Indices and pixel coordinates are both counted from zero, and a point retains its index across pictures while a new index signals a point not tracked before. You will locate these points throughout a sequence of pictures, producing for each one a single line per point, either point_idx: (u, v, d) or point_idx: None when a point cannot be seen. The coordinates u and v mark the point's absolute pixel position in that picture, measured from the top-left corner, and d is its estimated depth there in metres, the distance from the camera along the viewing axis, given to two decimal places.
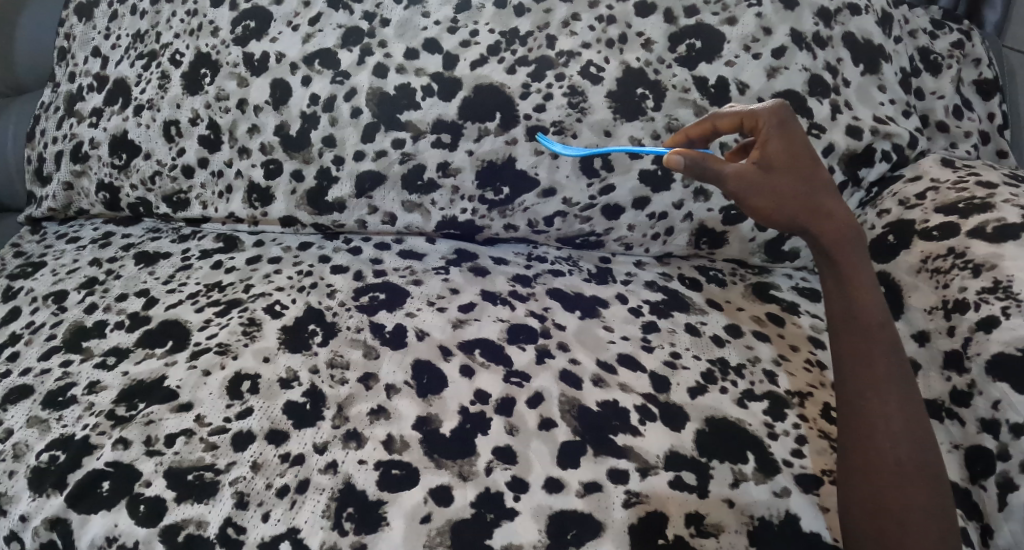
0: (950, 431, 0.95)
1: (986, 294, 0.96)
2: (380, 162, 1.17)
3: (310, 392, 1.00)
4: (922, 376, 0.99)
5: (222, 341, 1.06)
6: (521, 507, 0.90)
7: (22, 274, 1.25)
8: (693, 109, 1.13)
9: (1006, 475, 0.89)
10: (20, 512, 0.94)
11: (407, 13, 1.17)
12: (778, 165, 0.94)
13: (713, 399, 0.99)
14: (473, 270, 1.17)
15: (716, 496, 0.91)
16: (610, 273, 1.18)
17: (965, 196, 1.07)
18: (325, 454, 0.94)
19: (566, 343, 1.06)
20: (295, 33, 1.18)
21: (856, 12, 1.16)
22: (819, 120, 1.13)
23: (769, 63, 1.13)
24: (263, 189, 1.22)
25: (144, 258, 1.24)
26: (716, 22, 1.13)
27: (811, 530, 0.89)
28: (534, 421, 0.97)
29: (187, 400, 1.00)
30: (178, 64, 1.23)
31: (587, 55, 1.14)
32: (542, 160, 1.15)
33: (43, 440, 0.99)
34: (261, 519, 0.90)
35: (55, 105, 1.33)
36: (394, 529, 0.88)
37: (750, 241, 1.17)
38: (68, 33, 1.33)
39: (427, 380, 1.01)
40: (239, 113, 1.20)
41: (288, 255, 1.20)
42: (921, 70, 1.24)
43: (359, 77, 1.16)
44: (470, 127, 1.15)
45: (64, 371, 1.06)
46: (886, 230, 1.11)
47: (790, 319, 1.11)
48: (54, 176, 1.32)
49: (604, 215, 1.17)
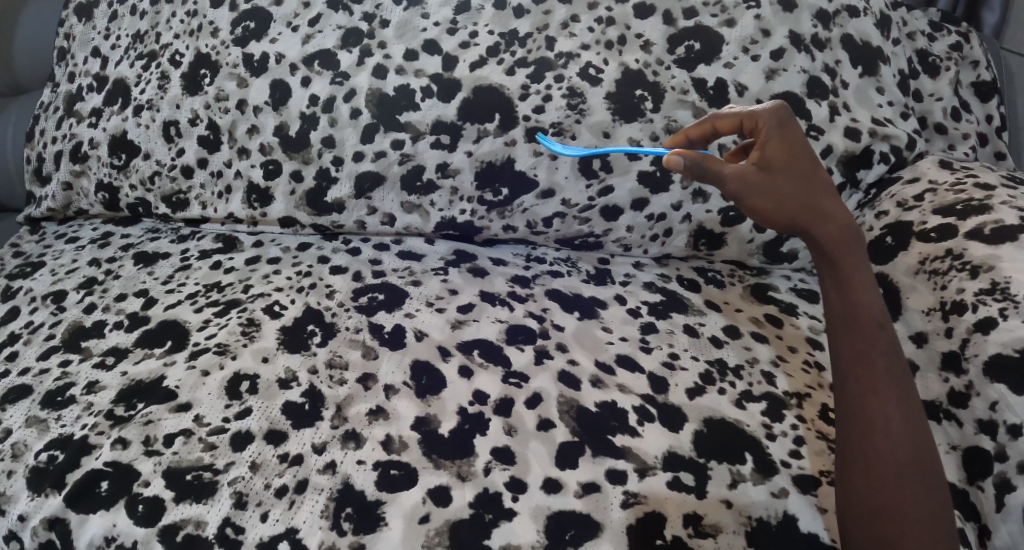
0: (947, 432, 0.95)
1: (984, 295, 0.96)
2: (380, 162, 1.17)
3: (309, 392, 1.00)
4: (920, 377, 0.99)
5: (222, 341, 1.06)
6: (519, 507, 0.90)
7: (22, 274, 1.25)
8: (692, 111, 1.13)
9: (1003, 476, 0.89)
10: (19, 511, 0.95)
11: (407, 14, 1.17)
12: (778, 166, 0.94)
13: (711, 400, 1.00)
14: (472, 270, 1.18)
15: (715, 497, 0.91)
16: (609, 274, 1.18)
17: (963, 197, 1.07)
18: (324, 454, 0.94)
19: (565, 343, 1.06)
20: (295, 34, 1.18)
21: (855, 14, 1.16)
22: (817, 122, 1.13)
23: (767, 65, 1.13)
24: (263, 190, 1.22)
25: (143, 258, 1.24)
26: (715, 24, 1.14)
27: (809, 530, 0.89)
28: (533, 421, 0.97)
29: (186, 400, 1.00)
30: (178, 65, 1.23)
31: (586, 57, 1.14)
32: (542, 161, 1.15)
33: (42, 439, 0.99)
34: (260, 519, 0.90)
35: (54, 105, 1.33)
36: (392, 529, 0.88)
37: (749, 243, 1.17)
38: (68, 33, 1.33)
39: (426, 380, 1.01)
40: (238, 113, 1.20)
41: (288, 255, 1.21)
42: (920, 72, 1.25)
43: (358, 78, 1.17)
44: (469, 128, 1.15)
45: (63, 371, 1.06)
46: (884, 232, 1.12)
47: (789, 320, 1.11)
48: (54, 175, 1.32)
49: (603, 216, 1.17)
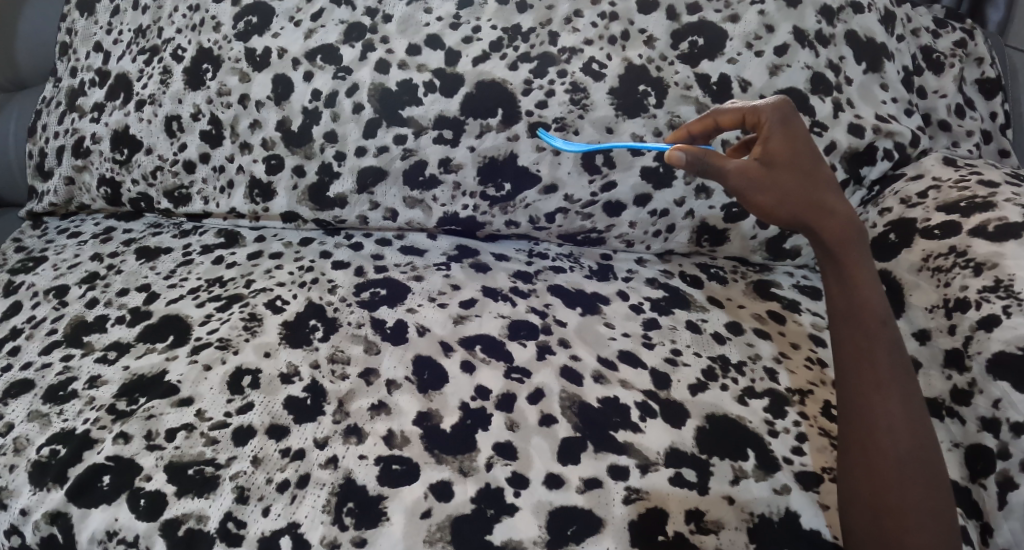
0: (950, 429, 0.95)
1: (987, 293, 0.96)
2: (382, 158, 1.17)
3: (310, 387, 1.00)
4: (923, 374, 0.99)
5: (223, 336, 1.06)
6: (521, 503, 0.90)
7: (23, 269, 1.25)
8: (695, 107, 1.13)
9: (1006, 474, 0.89)
10: (20, 505, 0.95)
11: (409, 8, 1.16)
12: (780, 161, 0.94)
13: (713, 396, 0.99)
14: (474, 266, 1.17)
15: (716, 493, 0.91)
16: (611, 270, 1.18)
17: (967, 194, 1.07)
18: (325, 449, 0.94)
19: (567, 339, 1.06)
20: (297, 29, 1.18)
21: (859, 10, 1.16)
22: (821, 118, 1.13)
23: (771, 61, 1.13)
24: (264, 185, 1.22)
25: (144, 253, 1.24)
26: (718, 20, 1.13)
27: (811, 527, 0.89)
28: (534, 417, 0.97)
29: (187, 395, 1.00)
30: (180, 60, 1.22)
31: (589, 52, 1.13)
32: (544, 157, 1.15)
33: (43, 434, 0.99)
34: (261, 514, 0.90)
35: (57, 100, 1.33)
36: (393, 525, 0.88)
37: (751, 239, 1.17)
38: (70, 28, 1.32)
39: (428, 375, 1.01)
40: (240, 108, 1.20)
41: (289, 251, 1.20)
42: (924, 68, 1.24)
43: (360, 73, 1.16)
44: (471, 124, 1.15)
45: (64, 365, 1.06)
46: (887, 229, 1.11)
47: (791, 317, 1.11)
48: (56, 170, 1.32)
49: (605, 212, 1.17)
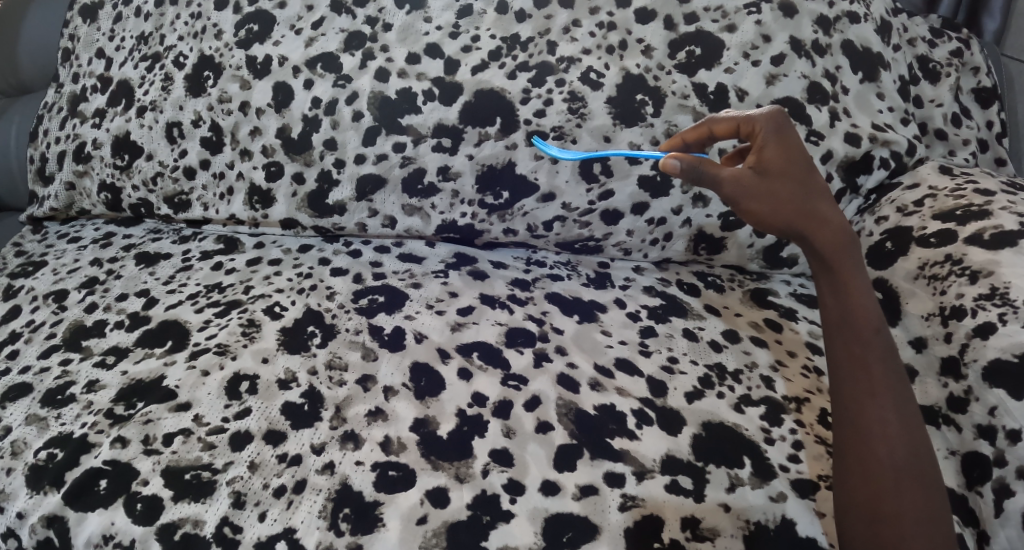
0: (946, 436, 0.95)
1: (982, 300, 0.96)
2: (382, 165, 1.18)
3: (308, 393, 1.00)
4: (919, 382, 1.00)
5: (222, 342, 1.06)
6: (517, 509, 0.90)
7: (23, 273, 1.25)
8: (692, 116, 1.14)
9: (1002, 481, 0.89)
10: (16, 508, 0.95)
11: (409, 18, 1.17)
12: (776, 170, 0.94)
13: (709, 404, 1.00)
14: (472, 273, 1.18)
15: (712, 501, 0.90)
16: (608, 278, 1.19)
17: (962, 203, 1.07)
18: (322, 454, 0.95)
19: (564, 346, 1.06)
20: (298, 37, 1.19)
21: (855, 20, 1.17)
22: (817, 128, 1.14)
23: (768, 71, 1.14)
24: (264, 191, 1.22)
25: (144, 258, 1.24)
26: (715, 29, 1.14)
27: (806, 534, 0.89)
28: (531, 423, 0.97)
29: (185, 400, 1.00)
30: (181, 66, 1.23)
31: (587, 61, 1.14)
32: (542, 165, 1.15)
33: (41, 437, 0.99)
34: (256, 519, 0.90)
35: (59, 106, 1.34)
36: (390, 530, 0.88)
37: (748, 248, 1.18)
38: (72, 34, 1.34)
39: (425, 382, 1.01)
40: (240, 115, 1.21)
41: (288, 257, 1.21)
42: (921, 78, 1.25)
43: (360, 81, 1.17)
44: (470, 131, 1.16)
45: (63, 370, 1.07)
46: (884, 237, 1.12)
47: (788, 325, 1.11)
48: (58, 176, 1.34)
49: (604, 220, 1.18)
